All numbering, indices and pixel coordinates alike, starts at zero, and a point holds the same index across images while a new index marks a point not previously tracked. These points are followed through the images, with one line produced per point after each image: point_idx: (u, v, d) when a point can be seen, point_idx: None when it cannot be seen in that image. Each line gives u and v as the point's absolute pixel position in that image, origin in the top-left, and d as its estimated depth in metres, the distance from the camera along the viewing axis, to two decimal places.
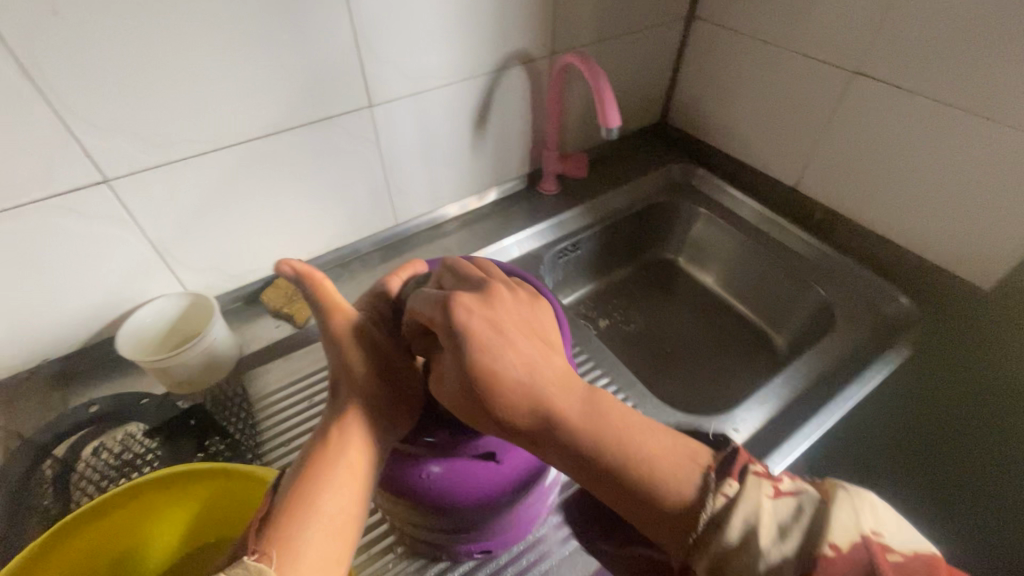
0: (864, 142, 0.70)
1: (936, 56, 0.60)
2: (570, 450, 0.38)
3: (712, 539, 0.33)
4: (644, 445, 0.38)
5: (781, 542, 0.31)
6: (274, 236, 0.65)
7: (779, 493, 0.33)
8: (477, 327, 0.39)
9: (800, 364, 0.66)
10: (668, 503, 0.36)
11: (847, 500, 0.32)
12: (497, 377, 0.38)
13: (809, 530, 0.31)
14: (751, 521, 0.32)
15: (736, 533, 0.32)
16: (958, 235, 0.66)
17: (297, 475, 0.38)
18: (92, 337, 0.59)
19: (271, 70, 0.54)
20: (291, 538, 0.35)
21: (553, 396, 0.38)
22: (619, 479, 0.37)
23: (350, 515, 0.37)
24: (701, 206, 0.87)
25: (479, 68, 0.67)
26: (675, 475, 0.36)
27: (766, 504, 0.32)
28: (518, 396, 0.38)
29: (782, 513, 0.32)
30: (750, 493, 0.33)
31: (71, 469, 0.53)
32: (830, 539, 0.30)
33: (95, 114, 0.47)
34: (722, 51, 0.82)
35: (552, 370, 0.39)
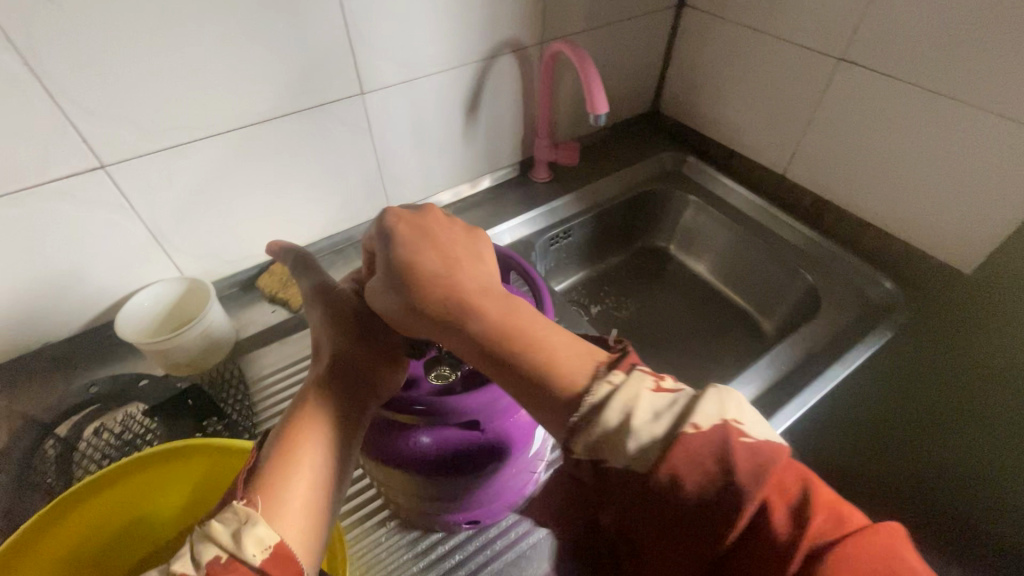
0: (850, 129, 0.72)
1: (919, 43, 0.61)
2: (467, 336, 0.36)
3: (591, 423, 0.30)
4: (544, 340, 0.34)
5: (652, 424, 0.28)
6: (268, 223, 0.66)
7: (661, 386, 0.30)
8: (420, 232, 0.40)
9: (785, 347, 0.67)
10: (565, 392, 0.32)
11: (714, 395, 0.30)
12: (415, 275, 0.38)
13: (683, 417, 0.29)
14: (629, 408, 0.29)
15: (614, 417, 0.29)
16: (941, 220, 0.67)
17: (281, 431, 0.36)
18: (92, 322, 0.60)
19: (264, 57, 0.55)
20: (275, 487, 0.33)
21: (468, 290, 0.37)
22: (511, 363, 0.34)
23: (336, 470, 0.35)
24: (691, 193, 0.88)
25: (470, 56, 0.68)
26: (571, 366, 0.33)
27: (643, 394, 0.29)
28: (430, 288, 0.37)
29: (658, 403, 0.29)
30: (630, 385, 0.30)
31: (73, 449, 0.54)
32: (693, 420, 0.28)
33: (92, 100, 0.48)
34: (713, 40, 0.83)
35: (467, 275, 0.38)
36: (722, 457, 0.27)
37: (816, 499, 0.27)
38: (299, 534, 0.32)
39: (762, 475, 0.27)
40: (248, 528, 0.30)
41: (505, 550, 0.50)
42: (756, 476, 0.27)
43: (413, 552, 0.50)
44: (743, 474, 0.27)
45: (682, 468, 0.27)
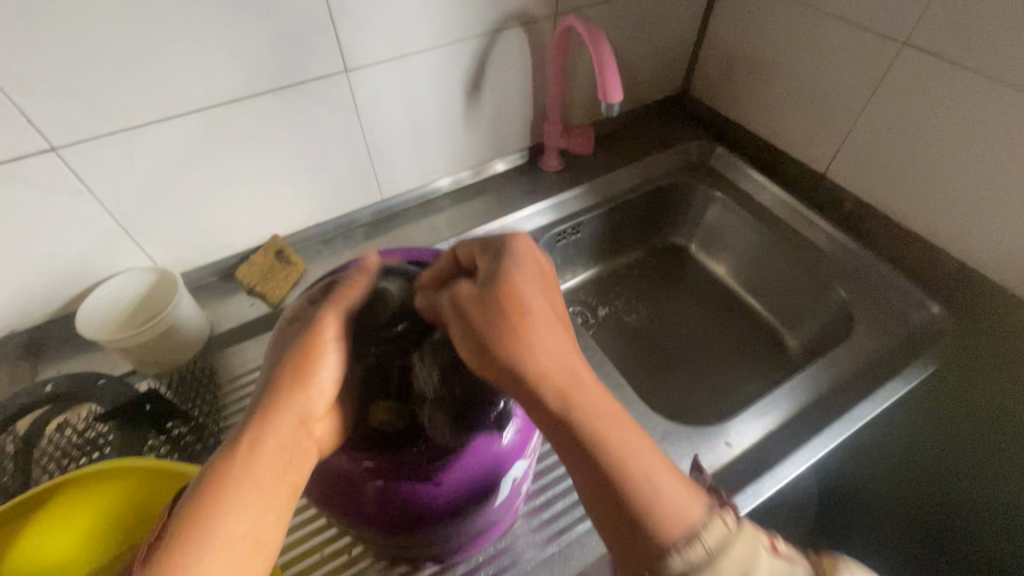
0: (907, 126, 0.62)
1: (1000, 30, 0.51)
2: (569, 440, 0.33)
3: (698, 572, 0.30)
4: (643, 455, 0.33)
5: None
6: (246, 211, 0.61)
7: (769, 550, 0.32)
8: (519, 288, 0.36)
9: (808, 374, 0.60)
10: (659, 531, 0.31)
11: (838, 573, 0.33)
12: (529, 366, 0.34)
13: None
14: (748, 566, 0.30)
15: (731, 571, 0.30)
16: (1006, 239, 0.58)
17: (202, 485, 0.30)
18: (60, 309, 0.57)
19: (229, 31, 0.48)
20: (179, 564, 0.28)
21: (559, 381, 0.34)
22: (606, 478, 0.32)
23: (259, 547, 0.30)
24: (717, 189, 0.80)
25: (471, 30, 0.61)
26: (673, 494, 0.32)
27: (762, 555, 0.31)
28: (553, 377, 0.34)
29: (776, 568, 0.31)
30: (741, 540, 0.31)
31: (33, 447, 0.51)
32: None
33: (33, 75, 0.43)
34: (754, 15, 0.72)
35: (552, 344, 0.35)
36: None
37: None
38: None
39: None
40: None
41: None
42: None
43: None
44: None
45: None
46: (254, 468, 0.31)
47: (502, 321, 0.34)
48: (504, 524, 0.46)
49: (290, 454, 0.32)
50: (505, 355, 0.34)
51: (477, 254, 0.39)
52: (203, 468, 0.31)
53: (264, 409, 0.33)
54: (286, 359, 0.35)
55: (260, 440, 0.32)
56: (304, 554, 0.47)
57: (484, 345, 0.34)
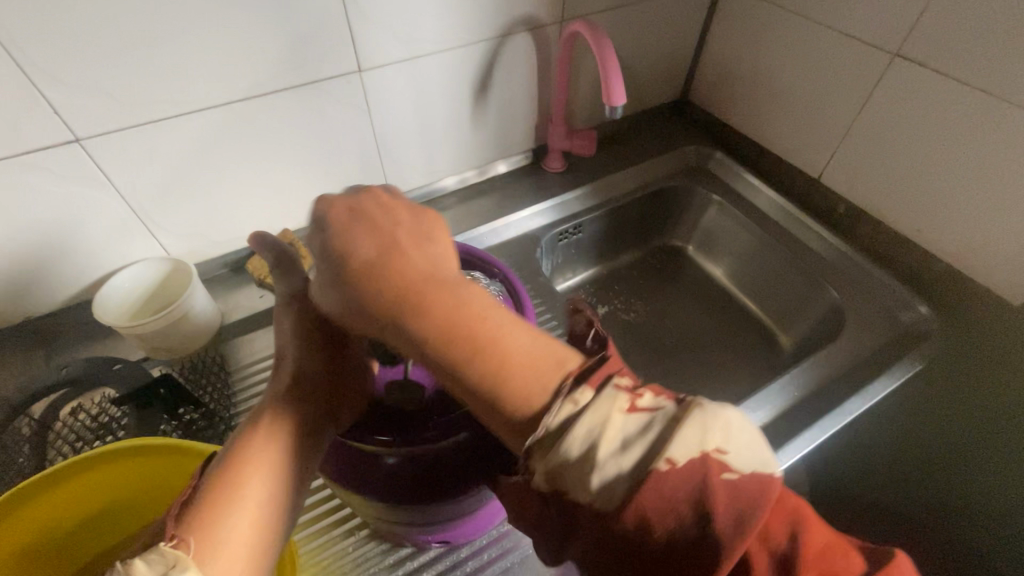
0: (898, 133, 0.64)
1: (985, 43, 0.54)
2: (409, 344, 0.30)
3: (547, 453, 0.27)
4: (504, 333, 0.30)
5: (619, 460, 0.25)
6: (259, 204, 0.63)
7: (632, 408, 0.26)
8: (346, 231, 0.33)
9: (801, 370, 0.62)
10: (517, 410, 0.28)
11: (699, 415, 0.26)
12: (360, 270, 0.32)
13: (654, 448, 0.25)
14: (592, 439, 0.26)
15: (577, 446, 0.26)
16: (992, 243, 0.60)
17: (228, 456, 0.32)
18: (76, 297, 0.58)
19: (249, 30, 0.50)
20: (212, 524, 0.29)
21: (392, 281, 0.31)
22: (455, 374, 0.29)
23: (283, 509, 0.32)
24: (715, 192, 0.82)
25: (480, 33, 0.63)
26: (528, 373, 0.28)
27: (614, 418, 0.26)
28: (386, 273, 0.31)
29: (629, 428, 0.26)
30: (599, 409, 0.26)
31: (49, 429, 0.52)
32: (667, 453, 0.24)
33: (62, 69, 0.45)
34: (752, 25, 0.75)
35: (379, 252, 0.32)
36: (699, 499, 0.24)
37: (809, 550, 0.24)
38: None
39: (745, 519, 0.24)
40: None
41: (477, 570, 0.48)
42: (738, 521, 0.24)
43: (382, 564, 0.48)
44: (695, 508, 0.24)
45: (656, 508, 0.24)
46: (278, 437, 0.34)
47: (341, 262, 0.33)
48: (506, 509, 0.48)
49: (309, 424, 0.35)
50: (347, 275, 0.32)
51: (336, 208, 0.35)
52: (227, 443, 0.34)
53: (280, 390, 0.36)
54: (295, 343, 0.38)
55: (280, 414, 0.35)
56: (313, 536, 0.49)
57: (333, 273, 0.33)
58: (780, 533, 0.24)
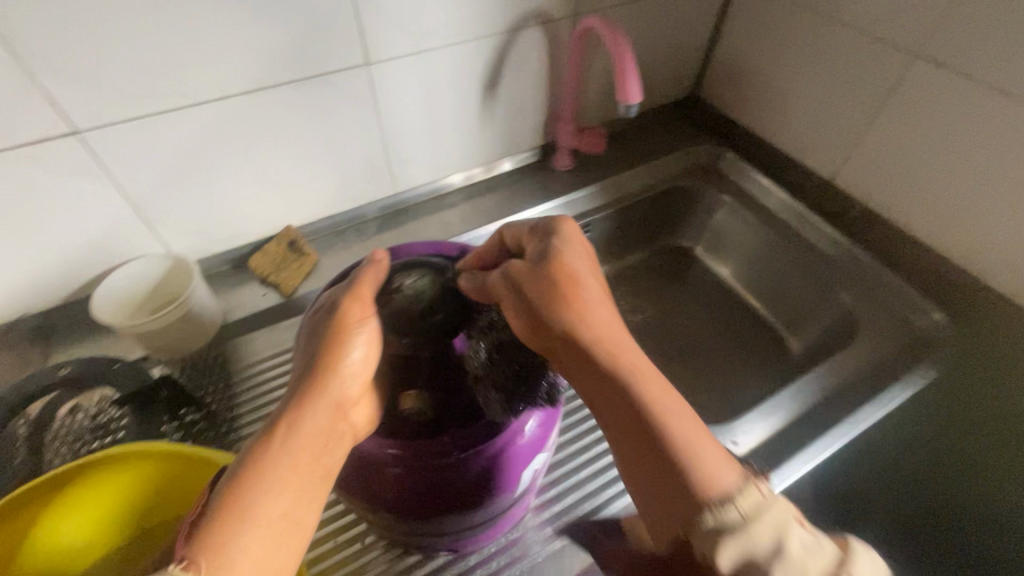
0: (916, 135, 0.63)
1: (1009, 46, 0.53)
2: (615, 394, 0.36)
3: (729, 533, 0.32)
4: (680, 420, 0.35)
5: (804, 561, 0.31)
6: (261, 200, 0.62)
7: (800, 523, 0.33)
8: (569, 269, 0.39)
9: (814, 376, 0.61)
10: (702, 491, 0.33)
11: (857, 550, 0.33)
12: (574, 312, 0.37)
13: (832, 565, 0.31)
14: (774, 536, 0.31)
15: (760, 543, 0.31)
16: (1009, 248, 0.59)
17: (240, 468, 0.31)
18: (75, 294, 0.57)
19: (254, 20, 0.49)
20: (223, 544, 0.28)
21: (608, 333, 0.37)
22: (655, 447, 0.35)
23: (295, 528, 0.31)
24: (725, 193, 0.81)
25: (492, 27, 0.61)
26: (714, 466, 0.34)
27: (791, 525, 0.32)
28: (597, 328, 0.37)
29: (803, 537, 0.32)
30: (773, 510, 0.32)
31: (47, 428, 0.51)
32: (843, 572, 0.31)
33: (60, 60, 0.43)
34: (766, 22, 0.74)
35: (599, 305, 0.38)
36: None
37: None
38: None
39: None
40: None
41: None
42: None
43: (387, 574, 0.47)
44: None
45: None
46: (291, 450, 0.32)
47: (532, 278, 0.38)
48: (515, 518, 0.47)
49: (326, 436, 0.33)
50: (555, 323, 0.37)
51: (524, 236, 0.42)
52: (241, 453, 0.33)
53: (296, 399, 0.35)
54: (316, 350, 0.36)
55: (296, 424, 0.33)
56: (316, 543, 0.48)
57: (547, 321, 0.37)
58: None
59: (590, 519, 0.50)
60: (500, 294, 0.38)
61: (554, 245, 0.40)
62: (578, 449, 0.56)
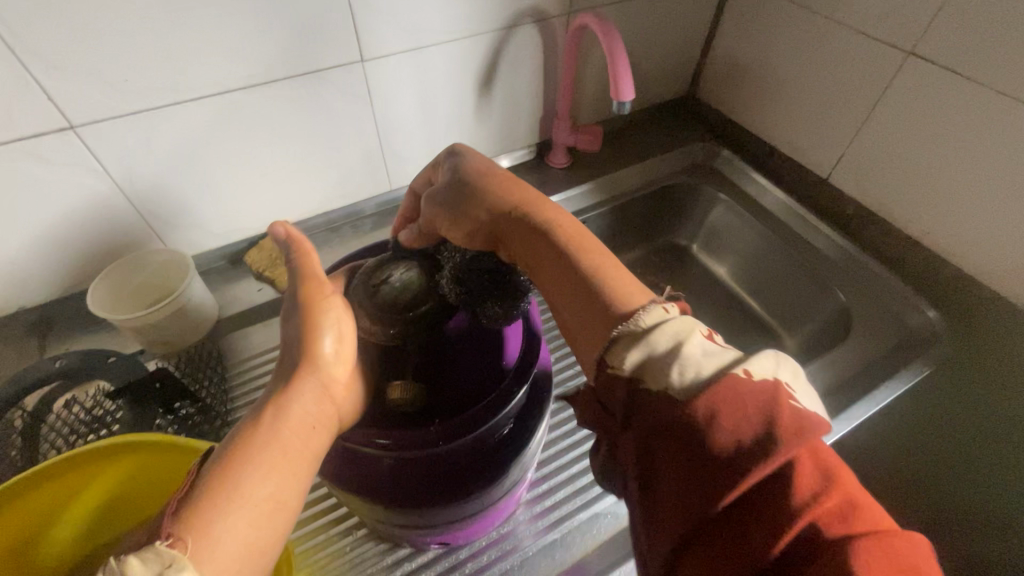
0: (910, 133, 0.63)
1: (1002, 44, 0.53)
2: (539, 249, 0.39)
3: (635, 339, 0.31)
4: (598, 260, 0.38)
5: (700, 359, 0.29)
6: (257, 196, 0.62)
7: (710, 338, 0.31)
8: (496, 171, 0.45)
9: (807, 373, 0.61)
10: (615, 307, 0.34)
11: (772, 357, 0.29)
12: (493, 193, 0.43)
13: (733, 361, 0.29)
14: (677, 337, 0.30)
15: (662, 342, 0.30)
16: (1003, 247, 0.59)
17: (228, 451, 0.31)
18: (72, 287, 0.58)
19: (249, 16, 0.49)
20: (210, 523, 0.28)
21: (530, 204, 0.42)
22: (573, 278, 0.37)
23: (285, 508, 0.31)
24: (721, 191, 0.81)
25: (487, 24, 0.61)
26: (626, 288, 0.35)
27: (696, 333, 0.30)
28: (518, 202, 0.42)
29: (709, 346, 0.30)
30: (676, 318, 0.31)
31: (42, 421, 0.51)
32: (746, 366, 0.28)
33: (55, 54, 0.44)
34: (761, 20, 0.74)
35: (521, 189, 0.44)
36: (767, 406, 0.26)
37: (858, 524, 0.24)
38: None
39: (804, 436, 0.25)
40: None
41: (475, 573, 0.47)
42: (796, 427, 0.26)
43: (379, 566, 0.47)
44: (761, 414, 0.26)
45: (724, 407, 0.27)
46: (279, 432, 0.32)
47: (457, 182, 0.44)
48: (505, 511, 0.47)
49: (313, 420, 0.34)
50: (480, 205, 0.43)
51: (432, 173, 0.48)
52: (228, 437, 0.32)
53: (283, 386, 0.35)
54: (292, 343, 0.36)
55: (282, 407, 0.33)
56: (308, 535, 0.48)
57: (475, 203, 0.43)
58: (811, 485, 0.24)
59: (581, 514, 0.50)
60: (436, 217, 0.43)
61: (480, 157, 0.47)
62: (570, 444, 0.56)
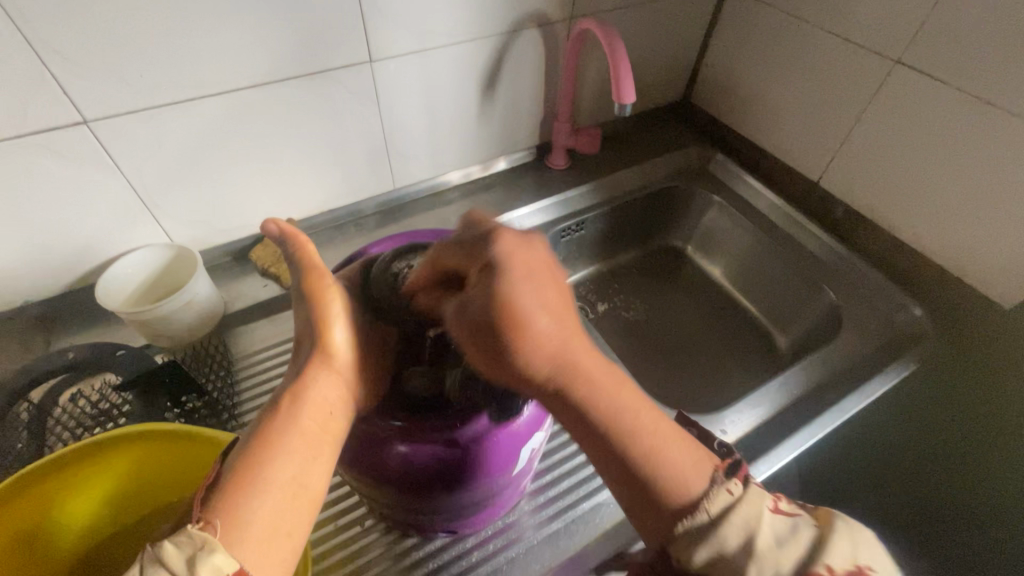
0: (896, 139, 0.66)
1: (982, 55, 0.56)
2: (587, 431, 0.35)
3: (704, 536, 0.32)
4: (650, 426, 0.35)
5: (778, 555, 0.30)
6: (263, 193, 0.63)
7: (777, 508, 0.33)
8: (511, 294, 0.32)
9: (799, 368, 0.63)
10: (671, 492, 0.33)
11: (845, 531, 0.31)
12: (523, 333, 0.32)
13: (809, 550, 0.30)
14: (750, 527, 0.31)
15: (733, 535, 0.31)
16: (984, 247, 0.62)
17: (252, 440, 0.33)
18: (76, 282, 0.58)
19: (262, 15, 0.50)
20: (238, 507, 0.30)
21: (576, 357, 0.34)
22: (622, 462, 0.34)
23: (307, 491, 0.33)
24: (715, 194, 0.83)
25: (492, 29, 0.63)
26: (688, 467, 0.34)
27: (766, 515, 0.32)
28: (546, 348, 0.33)
29: (778, 527, 0.31)
30: (748, 497, 0.32)
31: (48, 415, 0.52)
32: (826, 560, 0.29)
33: (72, 49, 0.44)
34: (755, 29, 0.76)
35: (547, 316, 0.33)
36: None
37: None
38: (257, 556, 0.29)
39: None
40: (205, 556, 0.27)
41: (481, 561, 0.48)
42: None
43: (387, 555, 0.48)
44: None
45: None
46: (299, 421, 0.34)
47: (486, 318, 0.33)
48: (511, 500, 0.48)
49: (330, 408, 0.36)
50: (510, 362, 0.33)
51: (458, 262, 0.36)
52: (250, 427, 0.35)
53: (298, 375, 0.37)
54: (305, 334, 0.38)
55: (300, 394, 0.35)
56: (317, 525, 0.49)
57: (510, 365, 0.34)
58: None
59: (584, 504, 0.51)
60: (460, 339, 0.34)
61: (494, 268, 0.33)
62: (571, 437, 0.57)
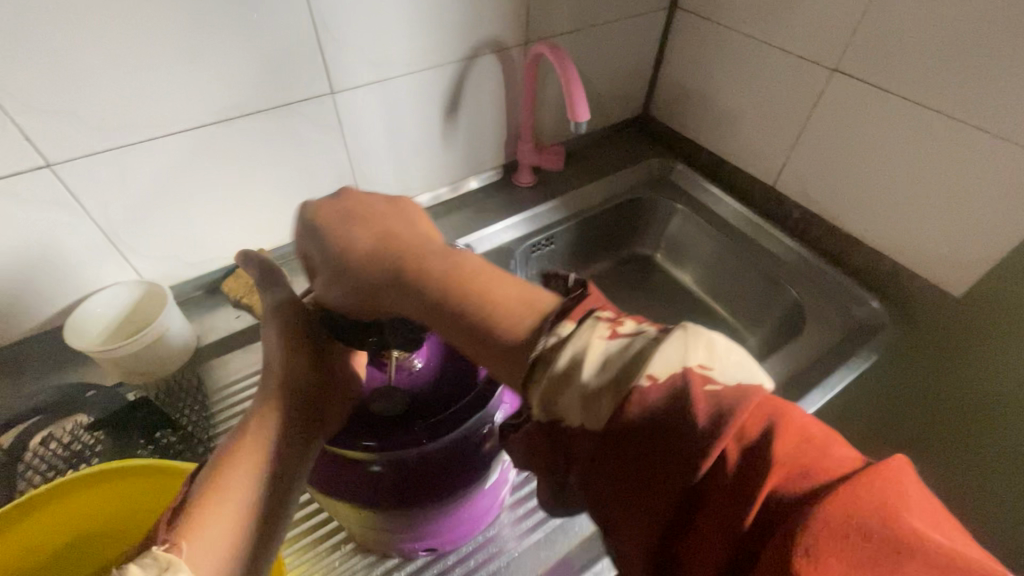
0: (841, 142, 0.69)
1: (909, 61, 0.60)
2: (425, 299, 0.35)
3: (539, 375, 0.28)
4: (488, 279, 0.34)
5: (600, 379, 0.26)
6: (232, 225, 0.64)
7: (615, 333, 0.27)
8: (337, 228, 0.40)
9: (768, 365, 0.65)
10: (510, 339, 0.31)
11: (681, 336, 0.26)
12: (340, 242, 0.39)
13: (636, 365, 0.26)
14: (579, 355, 0.27)
15: (563, 364, 0.27)
16: (930, 239, 0.65)
17: (219, 462, 0.34)
18: (44, 326, 0.58)
19: (225, 55, 0.52)
20: (201, 528, 0.31)
21: (399, 246, 0.38)
22: (465, 316, 0.33)
23: (272, 513, 0.34)
24: (679, 202, 0.86)
25: (450, 56, 0.66)
26: (521, 306, 0.32)
27: (596, 341, 0.27)
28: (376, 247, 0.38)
29: (612, 349, 0.26)
30: (582, 332, 0.27)
31: (19, 461, 0.53)
32: (648, 370, 0.25)
33: (34, 95, 0.45)
34: (703, 45, 0.80)
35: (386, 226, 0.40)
36: (681, 398, 0.24)
37: (792, 446, 0.23)
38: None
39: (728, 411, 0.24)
40: None
41: None
42: (717, 409, 0.24)
43: None
44: (675, 411, 0.24)
45: (636, 415, 0.24)
46: (267, 443, 0.35)
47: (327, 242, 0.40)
48: (490, 514, 0.49)
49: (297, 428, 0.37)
50: (348, 266, 0.39)
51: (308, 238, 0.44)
52: (218, 449, 0.35)
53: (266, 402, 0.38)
54: (277, 359, 0.40)
55: (266, 418, 0.36)
56: (299, 550, 0.49)
57: (366, 269, 0.38)
58: (745, 453, 0.23)
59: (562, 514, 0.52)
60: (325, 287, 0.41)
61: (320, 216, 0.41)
62: None
